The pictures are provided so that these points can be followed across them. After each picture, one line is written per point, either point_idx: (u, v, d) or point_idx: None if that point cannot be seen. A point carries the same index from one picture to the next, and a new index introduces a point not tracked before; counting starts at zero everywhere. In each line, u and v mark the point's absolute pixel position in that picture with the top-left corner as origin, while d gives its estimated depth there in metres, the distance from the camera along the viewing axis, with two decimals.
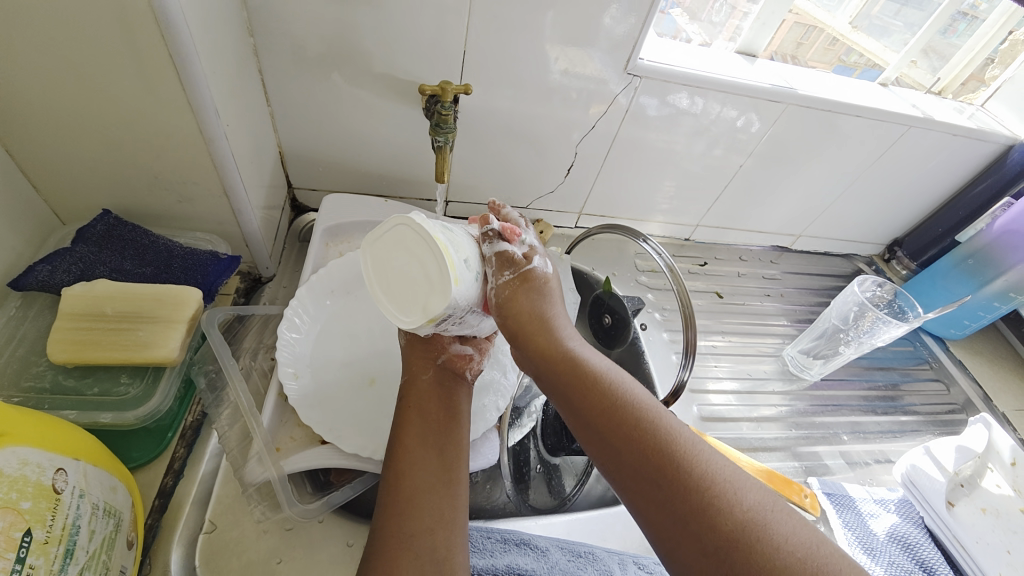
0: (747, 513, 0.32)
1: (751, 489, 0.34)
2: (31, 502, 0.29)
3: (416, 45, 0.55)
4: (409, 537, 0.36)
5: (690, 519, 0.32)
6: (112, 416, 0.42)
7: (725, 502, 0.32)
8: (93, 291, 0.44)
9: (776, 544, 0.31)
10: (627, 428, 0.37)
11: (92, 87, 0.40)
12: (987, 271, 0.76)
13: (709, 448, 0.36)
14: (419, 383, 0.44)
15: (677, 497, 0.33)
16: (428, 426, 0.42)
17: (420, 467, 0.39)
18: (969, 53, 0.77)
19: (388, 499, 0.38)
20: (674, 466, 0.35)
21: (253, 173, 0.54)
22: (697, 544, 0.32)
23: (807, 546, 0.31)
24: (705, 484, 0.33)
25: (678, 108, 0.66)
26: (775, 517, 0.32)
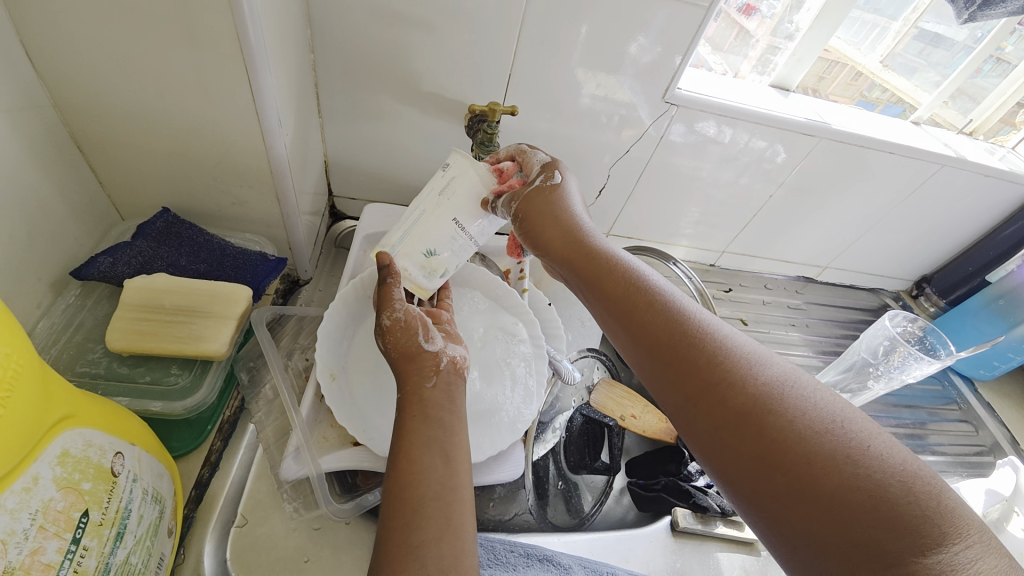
0: (767, 386, 0.33)
1: (774, 367, 0.35)
2: (90, 484, 0.30)
3: (462, 67, 0.58)
4: (417, 547, 0.30)
5: (709, 391, 0.34)
6: (162, 405, 0.44)
7: (741, 376, 0.34)
8: (153, 284, 0.46)
9: (795, 413, 0.31)
10: (645, 316, 0.39)
11: (167, 94, 0.43)
12: (1018, 313, 0.75)
13: (733, 333, 0.37)
14: (420, 390, 0.40)
15: (692, 377, 0.35)
16: (434, 429, 0.37)
17: (427, 471, 0.34)
18: (1000, 97, 0.77)
19: (393, 507, 0.33)
20: (696, 345, 0.36)
21: (302, 179, 0.56)
22: (714, 412, 0.34)
23: (825, 417, 0.31)
24: (725, 361, 0.35)
25: (706, 136, 0.68)
26: (796, 393, 0.33)
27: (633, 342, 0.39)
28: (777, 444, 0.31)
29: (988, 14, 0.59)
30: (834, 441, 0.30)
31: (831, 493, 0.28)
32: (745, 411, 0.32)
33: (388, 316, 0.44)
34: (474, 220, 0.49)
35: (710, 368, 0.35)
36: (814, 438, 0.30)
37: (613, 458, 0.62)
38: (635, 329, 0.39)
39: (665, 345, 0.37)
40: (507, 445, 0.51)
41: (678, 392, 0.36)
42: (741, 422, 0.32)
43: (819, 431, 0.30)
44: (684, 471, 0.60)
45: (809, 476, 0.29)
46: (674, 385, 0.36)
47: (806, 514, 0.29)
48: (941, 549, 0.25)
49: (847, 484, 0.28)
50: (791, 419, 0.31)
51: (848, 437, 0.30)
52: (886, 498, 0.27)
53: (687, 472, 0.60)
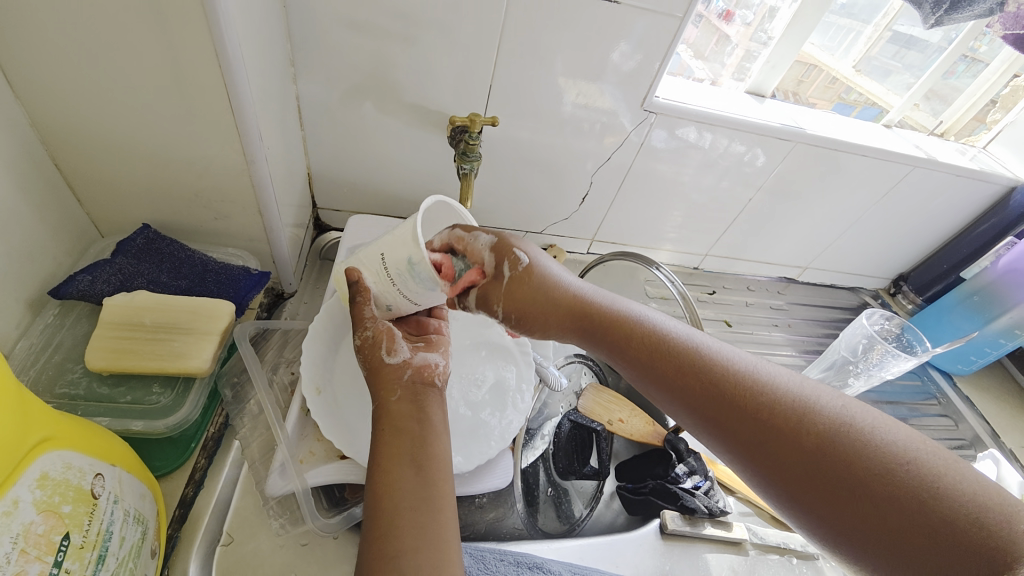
0: (819, 415, 0.35)
1: (817, 396, 0.37)
2: (71, 506, 0.30)
3: (444, 78, 0.59)
4: (395, 558, 0.32)
5: (768, 432, 0.36)
6: (143, 424, 0.43)
7: (798, 421, 0.35)
8: (133, 302, 0.45)
9: (858, 450, 0.33)
10: (691, 371, 0.40)
11: (146, 109, 0.43)
12: (992, 308, 0.77)
13: (770, 369, 0.39)
14: (387, 403, 0.41)
15: (752, 431, 0.36)
16: (406, 441, 0.38)
17: (400, 483, 0.35)
18: (969, 99, 0.80)
19: (372, 521, 0.34)
20: (742, 391, 0.38)
21: (285, 192, 0.56)
22: (780, 460, 0.35)
23: (886, 448, 0.32)
24: (778, 408, 0.36)
25: (687, 142, 0.69)
26: (853, 427, 0.34)
27: (682, 399, 0.40)
28: (847, 483, 0.32)
29: (953, 18, 0.61)
30: (895, 465, 0.32)
31: (908, 516, 0.30)
32: (806, 448, 0.34)
33: (359, 334, 0.44)
34: (397, 266, 0.41)
35: (762, 412, 0.36)
36: (877, 460, 0.32)
37: (602, 462, 0.63)
38: (676, 382, 0.41)
39: (711, 394, 0.39)
40: (496, 453, 0.51)
41: (741, 446, 0.37)
42: (804, 459, 0.34)
43: (879, 452, 0.32)
44: (671, 473, 0.59)
45: (881, 502, 0.31)
46: (736, 439, 0.37)
47: (883, 539, 0.30)
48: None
49: (916, 504, 0.30)
50: (855, 456, 0.33)
51: (906, 456, 0.32)
52: (955, 513, 0.29)
53: (675, 474, 0.59)
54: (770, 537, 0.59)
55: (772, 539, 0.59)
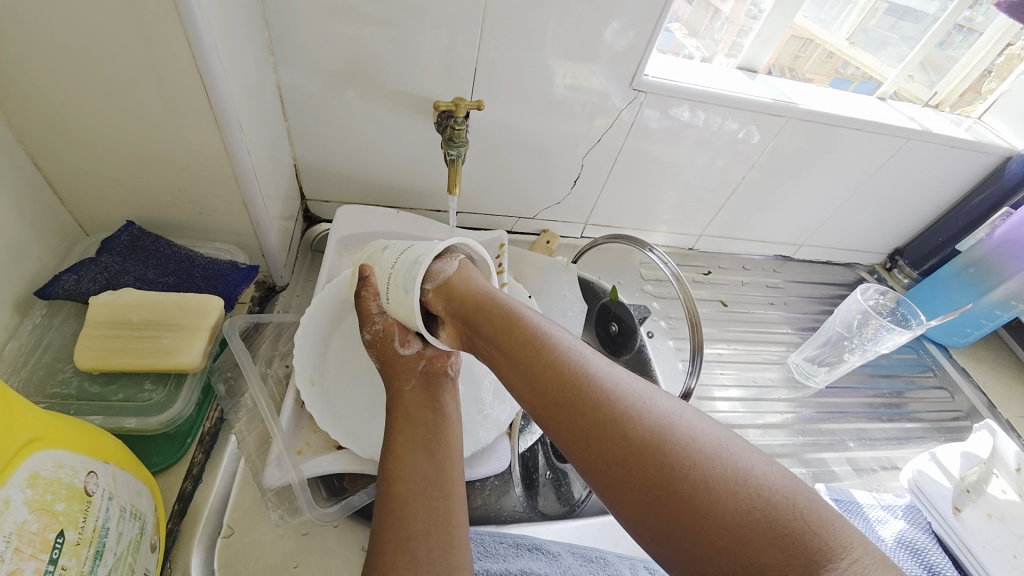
0: (691, 450, 0.32)
1: (692, 427, 0.33)
2: (64, 504, 0.30)
3: (428, 63, 0.57)
4: (407, 541, 0.35)
5: (639, 475, 0.32)
6: (136, 421, 0.43)
7: (633, 417, 0.34)
8: (120, 299, 0.45)
9: (687, 450, 0.32)
10: (542, 363, 0.39)
11: (120, 103, 0.42)
12: (988, 279, 0.77)
13: (651, 397, 0.36)
14: (402, 393, 0.45)
15: (591, 426, 0.35)
16: (418, 432, 0.41)
17: (411, 469, 0.38)
18: (965, 68, 0.79)
19: (385, 505, 0.37)
20: (620, 425, 0.34)
21: (270, 184, 0.55)
22: (614, 456, 0.33)
23: (708, 443, 0.32)
24: (617, 405, 0.35)
25: (678, 121, 0.68)
26: (680, 427, 0.33)
27: (535, 393, 0.38)
28: (670, 478, 0.31)
29: None
30: (757, 505, 0.29)
31: (757, 557, 0.28)
32: (674, 489, 0.31)
33: (368, 330, 0.48)
34: (415, 252, 0.48)
35: (636, 450, 0.33)
36: (725, 483, 0.30)
37: None
38: (560, 407, 0.36)
39: (591, 424, 0.35)
40: (493, 437, 0.52)
41: (581, 441, 0.35)
42: (674, 502, 0.30)
43: (739, 482, 0.30)
44: None
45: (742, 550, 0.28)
46: (577, 434, 0.35)
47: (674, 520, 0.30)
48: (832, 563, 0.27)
49: (775, 549, 0.28)
50: (682, 455, 0.32)
51: (770, 496, 0.29)
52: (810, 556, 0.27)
53: None
54: None
55: None
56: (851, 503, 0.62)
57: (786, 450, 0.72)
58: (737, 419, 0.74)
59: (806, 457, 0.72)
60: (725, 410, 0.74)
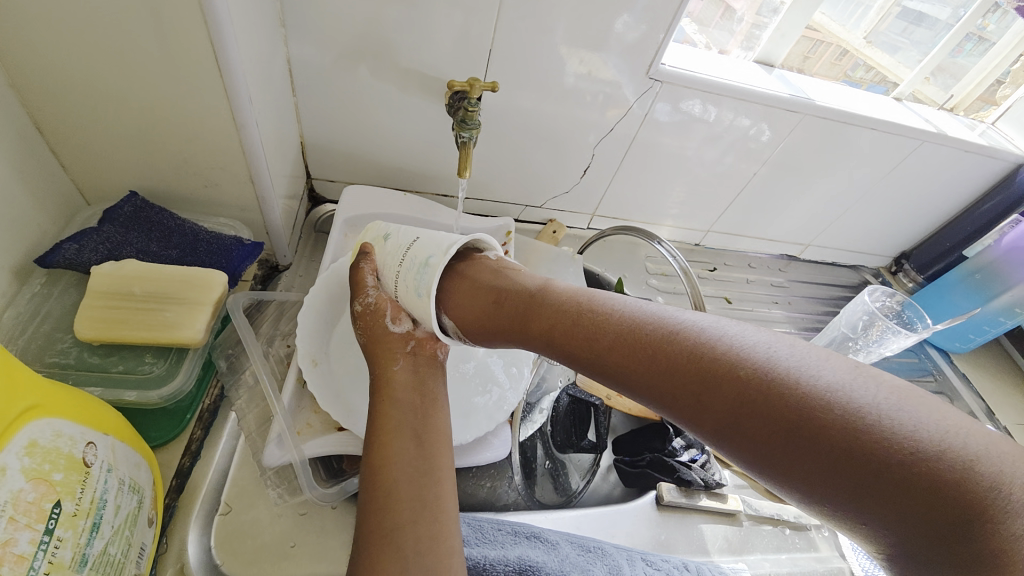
0: (797, 378, 0.29)
1: (798, 358, 0.30)
2: (62, 474, 0.30)
3: (441, 43, 0.56)
4: (393, 531, 0.34)
5: (746, 411, 0.30)
6: (136, 394, 0.42)
7: (732, 362, 0.32)
8: (121, 270, 0.44)
9: (802, 387, 0.29)
10: (623, 330, 0.38)
11: (125, 69, 0.41)
12: (994, 286, 0.77)
13: (737, 332, 0.34)
14: (390, 374, 0.43)
15: (686, 380, 0.33)
16: (405, 416, 0.40)
17: (400, 456, 0.37)
18: (980, 72, 0.78)
19: (371, 492, 0.36)
20: (715, 367, 0.32)
21: (277, 161, 0.54)
22: (721, 406, 0.31)
23: (826, 377, 0.29)
24: (709, 354, 0.33)
25: (691, 115, 0.67)
26: (787, 365, 0.30)
27: (622, 357, 0.37)
28: (791, 419, 0.28)
29: None
30: (886, 428, 0.25)
31: (920, 495, 0.24)
32: (786, 419, 0.28)
33: (360, 302, 0.47)
34: (422, 248, 0.46)
35: (736, 390, 0.30)
36: (854, 418, 0.26)
37: (600, 436, 0.64)
38: (649, 361, 0.36)
39: (685, 371, 0.33)
40: (494, 424, 0.52)
41: (681, 396, 0.33)
42: (785, 432, 0.28)
43: (869, 413, 0.26)
44: (668, 447, 0.60)
45: (877, 475, 0.25)
46: (675, 391, 0.33)
47: (810, 468, 0.27)
48: (1009, 497, 0.22)
49: (919, 471, 0.24)
50: (798, 392, 0.28)
51: (895, 411, 0.26)
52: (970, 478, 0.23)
53: (671, 447, 0.60)
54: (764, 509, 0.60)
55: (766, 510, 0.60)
56: None
57: None
58: None
59: None
60: None
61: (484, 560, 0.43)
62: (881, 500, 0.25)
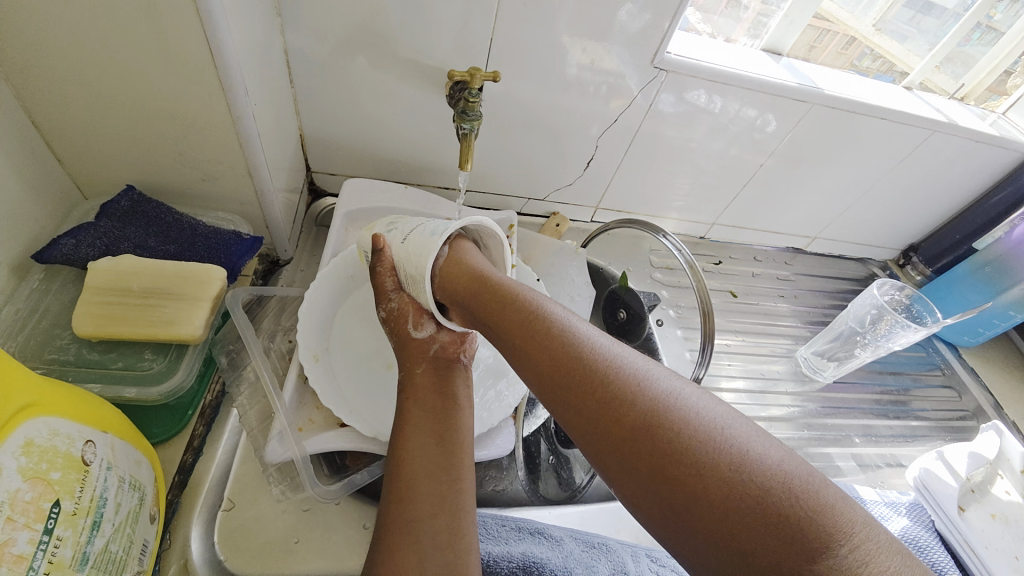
0: (682, 418, 0.31)
1: (687, 400, 0.33)
2: (60, 473, 0.29)
3: (441, 32, 0.55)
4: (413, 523, 0.34)
5: (628, 445, 0.32)
6: (136, 391, 0.42)
7: (630, 390, 0.34)
8: (119, 266, 0.44)
9: (681, 424, 0.31)
10: (540, 338, 0.39)
11: (119, 61, 0.40)
12: (1005, 279, 0.75)
13: (642, 364, 0.36)
14: (414, 376, 0.44)
15: (588, 399, 0.34)
16: (429, 413, 0.41)
17: (420, 452, 0.38)
18: (992, 61, 0.76)
19: (392, 485, 0.37)
20: (614, 398, 0.34)
21: (276, 153, 0.54)
22: (608, 429, 0.33)
23: (705, 418, 0.31)
24: (613, 379, 0.35)
25: (696, 105, 0.66)
26: (675, 402, 0.32)
27: (534, 369, 0.38)
28: (668, 451, 0.30)
29: None
30: (743, 480, 0.28)
31: (757, 537, 0.26)
32: (661, 452, 0.30)
33: (385, 307, 0.48)
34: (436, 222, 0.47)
35: (625, 424, 0.32)
36: (720, 460, 0.29)
37: None
38: (557, 380, 0.36)
39: (584, 398, 0.35)
40: (497, 420, 0.52)
41: (579, 414, 0.35)
42: (658, 463, 0.30)
43: (735, 458, 0.29)
44: None
45: (720, 523, 0.27)
46: (575, 408, 0.35)
47: (674, 497, 0.29)
48: (826, 549, 0.25)
49: (755, 526, 0.26)
50: (677, 428, 0.31)
51: (755, 459, 0.29)
52: (803, 537, 0.26)
53: None
54: None
55: None
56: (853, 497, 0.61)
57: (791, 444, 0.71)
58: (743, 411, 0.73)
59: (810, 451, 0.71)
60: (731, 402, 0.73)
61: (488, 557, 0.43)
62: (721, 537, 0.27)
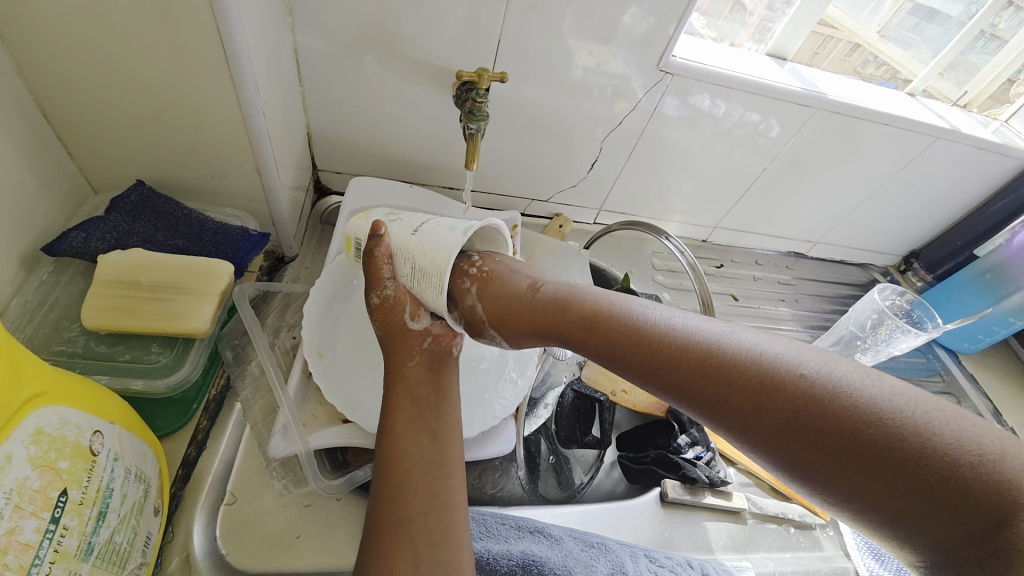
0: (830, 391, 0.30)
1: (826, 367, 0.32)
2: (68, 463, 0.30)
3: (449, 33, 0.55)
4: (405, 521, 0.35)
5: (784, 425, 0.31)
6: (143, 383, 0.42)
7: (766, 371, 0.33)
8: (129, 258, 0.44)
9: (833, 398, 0.30)
10: (650, 336, 0.39)
11: (133, 58, 0.40)
12: (1004, 286, 0.76)
13: (765, 341, 0.35)
14: (405, 369, 0.43)
15: (719, 388, 0.34)
16: (418, 408, 0.41)
17: (413, 449, 0.38)
18: (994, 69, 0.76)
19: (385, 482, 0.37)
20: (754, 379, 0.33)
21: (283, 151, 0.54)
22: (755, 415, 0.32)
23: (860, 389, 0.30)
24: (739, 364, 0.34)
25: (702, 109, 0.66)
26: (820, 376, 0.31)
27: (650, 364, 0.38)
28: (826, 428, 0.29)
29: None
30: (919, 438, 0.27)
31: (952, 503, 0.25)
32: (817, 430, 0.29)
33: (378, 294, 0.45)
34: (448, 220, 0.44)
35: (774, 402, 0.31)
36: (885, 430, 0.28)
37: (604, 432, 0.62)
38: (683, 373, 0.36)
39: (720, 383, 0.34)
40: (498, 419, 0.52)
41: (715, 403, 0.34)
42: (818, 441, 0.29)
43: (903, 425, 0.27)
44: (674, 443, 0.59)
45: (905, 496, 0.26)
46: (709, 399, 0.34)
47: (844, 475, 0.28)
48: None
49: (925, 471, 0.26)
50: (831, 402, 0.30)
51: (927, 423, 0.27)
52: (1005, 483, 0.24)
53: (677, 444, 0.59)
54: (768, 507, 0.59)
55: (770, 509, 0.59)
56: None
57: None
58: None
59: None
60: None
61: (488, 555, 0.44)
62: (910, 508, 0.26)
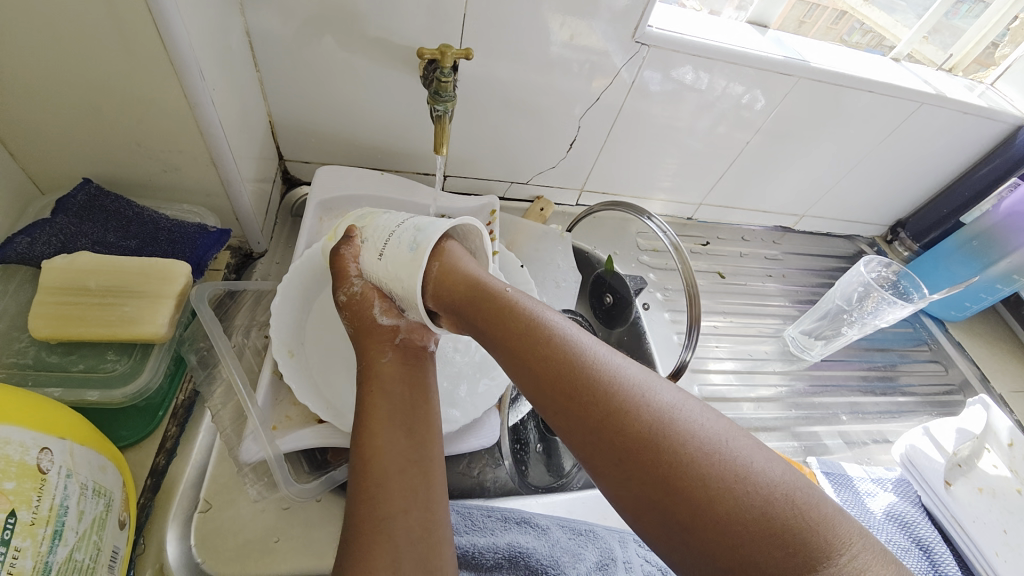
0: (649, 410, 0.33)
1: (652, 393, 0.34)
2: (15, 482, 0.28)
3: (411, 11, 0.52)
4: (383, 521, 0.33)
5: (653, 469, 0.31)
6: (99, 394, 0.40)
7: (591, 369, 0.36)
8: (76, 264, 0.42)
9: (644, 414, 0.33)
10: (498, 322, 0.40)
11: (58, 49, 0.37)
12: (992, 252, 0.75)
13: (591, 347, 0.38)
14: (377, 365, 0.41)
15: (554, 378, 0.36)
16: (396, 405, 0.39)
17: (389, 446, 0.37)
18: (980, 31, 0.75)
19: (359, 483, 0.35)
20: (641, 437, 0.32)
21: (242, 142, 0.51)
22: (586, 420, 0.34)
23: (661, 407, 0.33)
24: (571, 363, 0.36)
25: (682, 83, 0.64)
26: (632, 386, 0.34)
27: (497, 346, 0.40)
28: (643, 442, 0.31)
29: None
30: (715, 473, 0.30)
31: (735, 531, 0.28)
32: (637, 445, 0.32)
33: (345, 292, 0.45)
34: (403, 238, 0.44)
35: (663, 465, 0.30)
36: (687, 459, 0.30)
37: None
38: (581, 420, 0.34)
39: (563, 382, 0.35)
40: (480, 411, 0.51)
41: (550, 396, 0.36)
42: (638, 459, 0.31)
43: (703, 458, 0.30)
44: None
45: (701, 519, 0.28)
46: (548, 393, 0.36)
47: (659, 508, 0.30)
48: (797, 542, 0.27)
49: (714, 502, 0.29)
50: (641, 415, 0.33)
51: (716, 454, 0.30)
52: (776, 526, 0.28)
53: None
54: None
55: None
56: (842, 476, 0.62)
57: (778, 423, 0.71)
58: (732, 392, 0.73)
59: (798, 430, 0.71)
60: (719, 383, 0.73)
61: (472, 549, 0.43)
62: (704, 537, 0.28)
